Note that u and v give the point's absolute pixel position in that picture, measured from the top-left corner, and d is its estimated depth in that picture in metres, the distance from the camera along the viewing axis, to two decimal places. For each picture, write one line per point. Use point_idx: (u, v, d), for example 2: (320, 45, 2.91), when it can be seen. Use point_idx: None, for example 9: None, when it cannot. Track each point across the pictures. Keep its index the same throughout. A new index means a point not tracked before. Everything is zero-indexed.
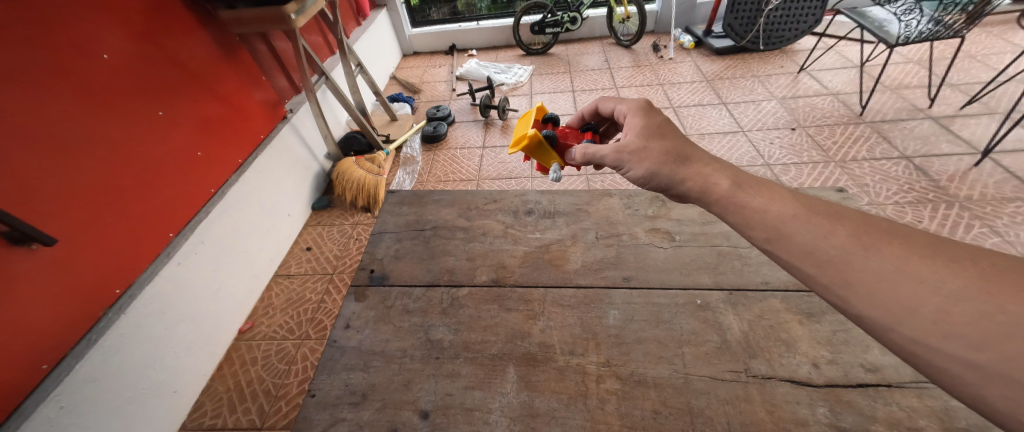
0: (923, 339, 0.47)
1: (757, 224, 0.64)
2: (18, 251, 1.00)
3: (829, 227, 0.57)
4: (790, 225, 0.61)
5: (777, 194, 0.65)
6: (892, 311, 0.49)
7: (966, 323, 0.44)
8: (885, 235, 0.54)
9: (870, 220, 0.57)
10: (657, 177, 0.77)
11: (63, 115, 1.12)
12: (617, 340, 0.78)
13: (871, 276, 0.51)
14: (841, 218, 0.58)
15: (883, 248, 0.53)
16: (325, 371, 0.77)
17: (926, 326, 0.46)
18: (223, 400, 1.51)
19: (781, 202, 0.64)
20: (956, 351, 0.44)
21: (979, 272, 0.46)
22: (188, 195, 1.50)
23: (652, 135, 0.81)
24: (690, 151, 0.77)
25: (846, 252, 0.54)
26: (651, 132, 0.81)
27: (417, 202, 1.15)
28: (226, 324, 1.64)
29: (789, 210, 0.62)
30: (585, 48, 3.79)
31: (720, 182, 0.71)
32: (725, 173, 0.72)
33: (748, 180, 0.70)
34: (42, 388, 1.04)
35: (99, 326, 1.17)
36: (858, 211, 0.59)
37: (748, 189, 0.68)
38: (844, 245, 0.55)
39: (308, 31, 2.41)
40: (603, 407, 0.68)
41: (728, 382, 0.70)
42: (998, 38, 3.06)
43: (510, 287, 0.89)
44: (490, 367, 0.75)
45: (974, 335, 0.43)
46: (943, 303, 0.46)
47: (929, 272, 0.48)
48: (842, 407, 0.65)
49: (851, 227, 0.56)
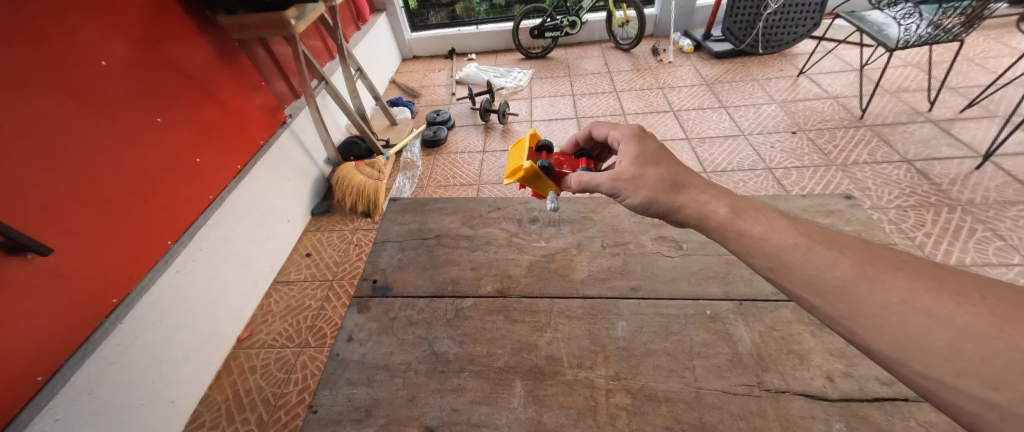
0: (936, 375, 0.46)
1: (758, 253, 0.63)
2: (14, 262, 0.98)
3: (832, 257, 0.57)
4: (793, 255, 0.60)
5: (775, 222, 0.65)
6: (900, 346, 0.49)
7: (978, 360, 0.43)
8: (889, 264, 0.53)
9: (872, 250, 0.56)
10: (655, 204, 0.76)
11: (61, 123, 1.11)
12: (626, 352, 0.76)
13: (876, 310, 0.51)
14: (843, 247, 0.58)
15: (887, 279, 0.52)
16: (327, 386, 0.75)
17: (939, 362, 0.46)
18: (221, 410, 1.48)
19: (782, 230, 0.63)
20: (972, 388, 0.43)
21: (987, 306, 0.45)
22: (186, 202, 1.48)
23: (647, 162, 0.79)
24: (687, 179, 0.76)
25: (851, 284, 0.54)
26: (646, 159, 0.80)
27: (420, 210, 1.14)
28: (224, 332, 1.61)
29: (790, 239, 0.61)
30: (584, 51, 3.79)
31: (717, 209, 0.70)
32: (722, 200, 0.71)
33: (746, 207, 0.69)
34: (37, 400, 1.01)
35: (95, 336, 1.15)
36: (860, 240, 0.59)
37: (747, 216, 0.67)
38: (847, 275, 0.54)
39: (308, 35, 2.41)
40: (613, 423, 0.66)
41: (741, 397, 0.68)
42: (996, 42, 3.07)
43: (516, 298, 0.88)
44: (497, 381, 0.73)
45: (986, 373, 0.42)
46: (954, 338, 0.45)
47: (937, 306, 0.48)
48: (859, 422, 0.63)
49: (852, 256, 0.56)
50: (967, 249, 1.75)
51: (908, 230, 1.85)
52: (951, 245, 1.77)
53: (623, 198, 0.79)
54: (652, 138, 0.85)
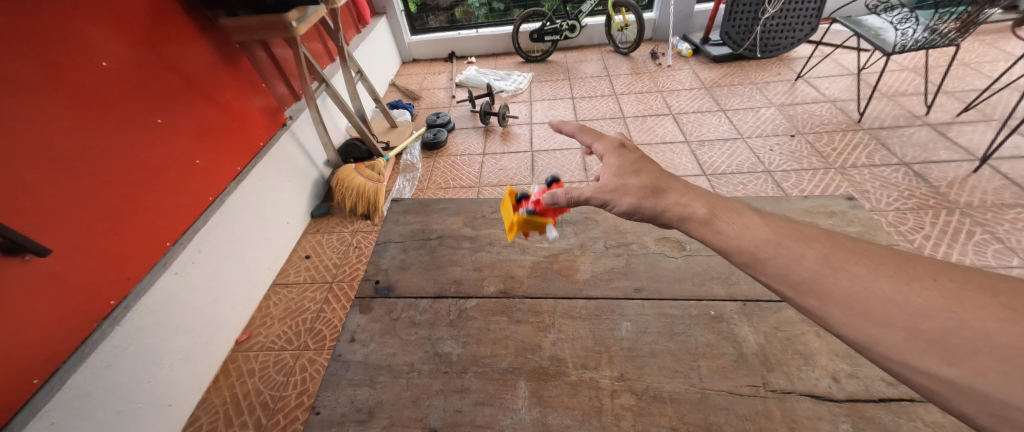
0: (899, 357, 0.46)
1: (733, 251, 0.62)
2: (12, 262, 0.97)
3: (800, 251, 0.57)
4: (764, 249, 0.59)
5: (749, 221, 0.64)
6: (868, 331, 0.48)
7: (935, 340, 0.44)
8: (851, 255, 0.54)
9: (835, 242, 0.57)
10: (640, 211, 0.74)
11: (59, 123, 1.10)
12: (630, 353, 0.76)
13: (843, 298, 0.51)
14: (810, 240, 0.58)
15: (851, 269, 0.53)
16: (330, 387, 0.75)
17: (903, 344, 0.46)
18: (218, 413, 1.47)
19: (755, 227, 0.63)
20: (932, 367, 0.44)
21: (938, 288, 0.47)
22: (186, 204, 1.47)
23: (629, 172, 0.79)
24: (667, 184, 0.75)
25: (818, 275, 0.54)
26: (627, 170, 0.79)
27: (422, 210, 1.13)
28: (222, 335, 1.60)
29: (762, 235, 0.61)
30: (584, 55, 3.81)
31: (697, 210, 0.69)
32: (702, 201, 0.70)
33: (721, 207, 0.69)
34: (33, 403, 1.00)
35: (93, 338, 1.14)
36: (824, 233, 0.60)
37: (723, 216, 0.66)
38: (814, 267, 0.55)
39: (308, 38, 2.40)
40: (619, 424, 0.66)
41: (746, 398, 0.68)
42: (990, 46, 3.10)
43: (518, 299, 0.87)
44: (500, 382, 0.73)
45: (943, 351, 0.44)
46: (912, 319, 0.46)
47: (894, 291, 0.49)
48: (864, 423, 0.63)
49: (818, 248, 0.57)
50: (964, 251, 1.75)
51: (907, 233, 1.86)
52: (949, 247, 1.77)
53: (611, 206, 0.76)
54: (632, 153, 0.84)
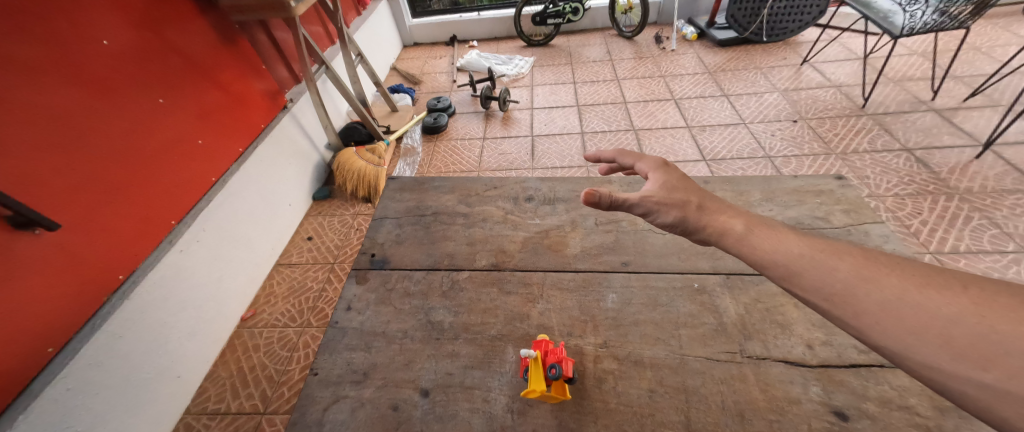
0: (934, 363, 0.42)
1: (766, 264, 0.57)
2: (22, 236, 1.01)
3: (830, 262, 0.53)
4: (795, 261, 0.55)
5: (779, 235, 0.60)
6: (900, 338, 0.45)
7: (970, 345, 0.41)
8: (884, 266, 0.51)
9: (867, 253, 0.53)
10: (684, 223, 0.67)
11: (63, 103, 1.12)
12: (615, 322, 0.79)
13: (876, 308, 0.47)
14: (841, 252, 0.54)
15: (883, 279, 0.49)
16: (327, 351, 0.79)
17: (935, 350, 0.42)
18: (225, 386, 1.53)
19: (786, 240, 0.59)
20: (966, 372, 0.40)
21: (966, 297, 0.44)
22: (189, 184, 1.50)
23: (677, 186, 0.71)
24: (711, 201, 0.69)
25: (850, 286, 0.50)
26: (677, 184, 0.72)
27: (417, 188, 1.16)
28: (228, 311, 1.65)
29: (793, 248, 0.57)
30: (586, 39, 3.77)
31: (734, 225, 0.63)
32: (738, 217, 0.65)
33: (759, 223, 0.63)
34: (49, 370, 1.05)
35: (103, 311, 1.18)
36: (856, 246, 0.56)
37: (760, 230, 0.60)
38: (845, 278, 0.51)
39: (307, 20, 2.39)
40: (600, 386, 0.69)
41: (723, 363, 0.71)
42: (1003, 30, 3.03)
43: (509, 271, 0.90)
44: (489, 348, 0.76)
45: (979, 355, 0.40)
46: (944, 326, 0.43)
47: (925, 299, 0.45)
48: (834, 386, 0.66)
49: (851, 260, 0.53)
50: (961, 236, 1.76)
51: (904, 218, 1.87)
52: (946, 231, 1.78)
53: (653, 216, 0.68)
54: (680, 175, 0.75)
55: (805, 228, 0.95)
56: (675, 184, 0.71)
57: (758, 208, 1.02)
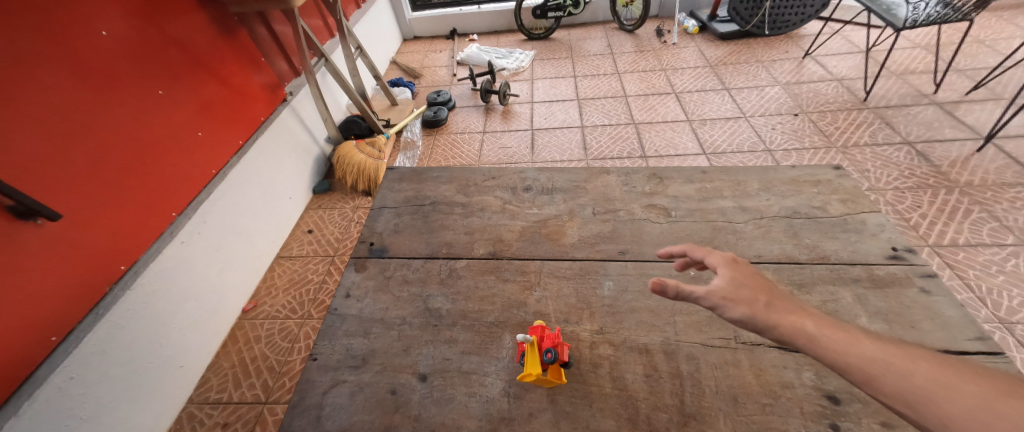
0: None
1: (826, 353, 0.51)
2: (25, 226, 1.02)
3: (906, 364, 0.47)
4: (867, 363, 0.48)
5: (849, 332, 0.53)
6: None
7: None
8: (971, 374, 0.44)
9: (952, 360, 0.46)
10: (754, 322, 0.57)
11: (64, 93, 1.12)
12: (611, 309, 0.79)
13: (966, 418, 0.39)
14: (919, 356, 0.47)
15: (966, 386, 0.42)
16: (326, 337, 0.80)
17: None
18: (227, 376, 1.54)
19: (859, 340, 0.51)
20: None
21: None
22: (188, 176, 1.50)
23: (745, 281, 0.62)
24: (781, 297, 0.60)
25: (929, 393, 0.43)
26: (745, 279, 0.62)
27: (416, 179, 1.16)
28: (229, 303, 1.66)
29: (866, 348, 0.50)
30: (587, 32, 3.75)
31: (805, 322, 0.55)
32: (807, 313, 0.57)
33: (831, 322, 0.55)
34: (53, 358, 1.06)
35: (106, 301, 1.19)
36: (947, 354, 0.48)
37: (830, 328, 0.53)
38: (923, 384, 0.44)
39: (307, 13, 2.38)
40: (596, 371, 0.70)
41: (717, 349, 0.72)
42: (1007, 22, 3.01)
43: (507, 260, 0.91)
44: (486, 334, 0.77)
45: None
46: None
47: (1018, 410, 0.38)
48: (827, 371, 0.67)
49: (933, 367, 0.45)
50: (960, 229, 1.76)
51: (904, 211, 1.87)
52: (946, 225, 1.78)
53: (720, 311, 0.60)
54: (756, 273, 0.64)
55: (802, 217, 0.95)
56: (748, 281, 0.62)
57: (755, 198, 1.02)
